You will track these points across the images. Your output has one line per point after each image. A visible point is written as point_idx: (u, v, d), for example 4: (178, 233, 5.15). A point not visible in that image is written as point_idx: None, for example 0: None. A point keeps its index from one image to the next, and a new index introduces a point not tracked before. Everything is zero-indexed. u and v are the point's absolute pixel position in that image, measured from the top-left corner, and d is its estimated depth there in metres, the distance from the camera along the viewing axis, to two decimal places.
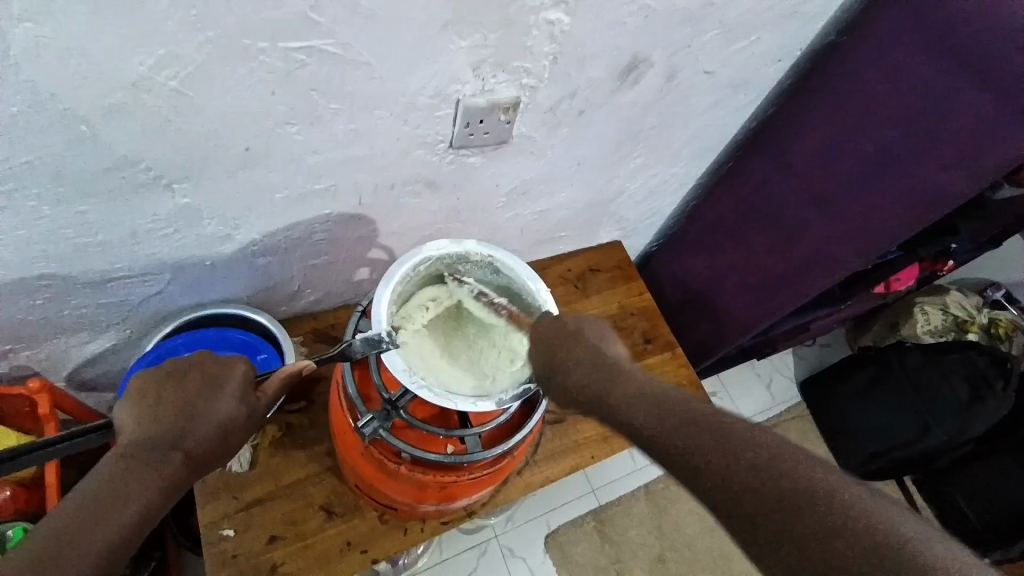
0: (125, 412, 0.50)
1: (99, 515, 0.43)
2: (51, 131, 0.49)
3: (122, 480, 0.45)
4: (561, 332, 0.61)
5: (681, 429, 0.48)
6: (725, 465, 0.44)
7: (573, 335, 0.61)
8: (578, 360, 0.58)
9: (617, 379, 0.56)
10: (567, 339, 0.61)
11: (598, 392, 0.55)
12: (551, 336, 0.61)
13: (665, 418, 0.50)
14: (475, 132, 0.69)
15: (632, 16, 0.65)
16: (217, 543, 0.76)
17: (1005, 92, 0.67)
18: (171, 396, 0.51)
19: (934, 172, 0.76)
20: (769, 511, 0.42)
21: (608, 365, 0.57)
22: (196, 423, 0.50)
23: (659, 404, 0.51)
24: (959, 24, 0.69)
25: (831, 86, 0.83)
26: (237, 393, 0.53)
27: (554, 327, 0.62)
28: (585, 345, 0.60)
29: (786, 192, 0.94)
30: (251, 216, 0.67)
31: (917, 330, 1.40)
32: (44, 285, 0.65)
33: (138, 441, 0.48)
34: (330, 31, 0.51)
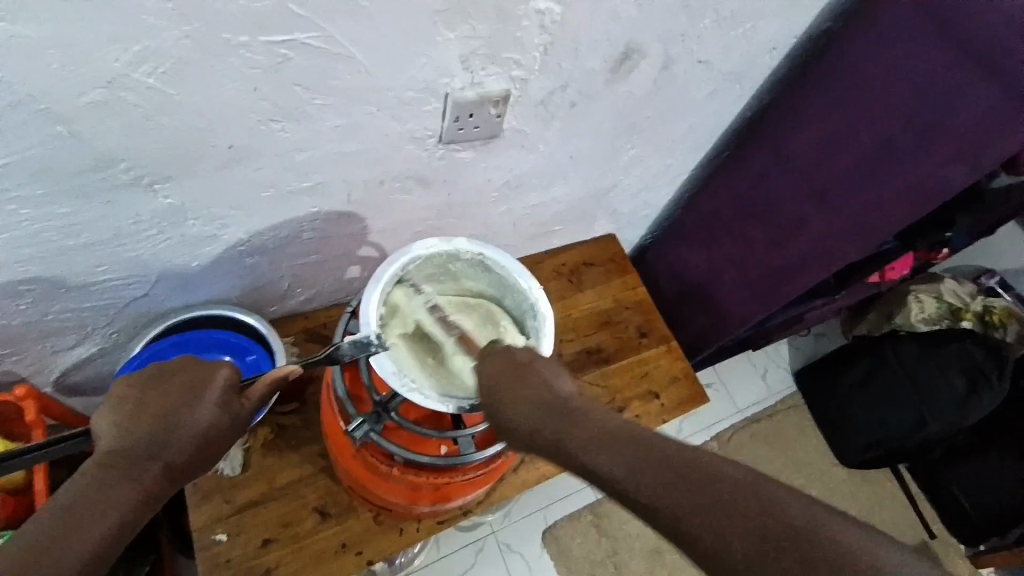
0: (103, 419, 0.48)
1: (78, 529, 0.42)
2: (25, 131, 0.47)
3: (100, 492, 0.44)
4: (510, 369, 0.58)
5: (651, 477, 0.45)
6: (702, 515, 0.42)
7: (523, 373, 0.57)
8: (531, 401, 0.55)
9: (571, 420, 0.53)
10: (518, 377, 0.57)
11: (553, 439, 0.52)
12: (501, 375, 0.58)
13: (627, 464, 0.47)
14: (465, 127, 0.68)
15: (625, 6, 0.63)
16: (210, 547, 0.75)
17: (1012, 86, 0.67)
18: (151, 402, 0.49)
19: (932, 162, 0.76)
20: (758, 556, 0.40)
21: (560, 403, 0.54)
22: (176, 432, 0.49)
23: (623, 447, 0.48)
24: (962, 12, 0.68)
25: (828, 75, 0.82)
26: (218, 399, 0.51)
27: (502, 363, 0.59)
28: (536, 381, 0.57)
29: (782, 184, 0.93)
30: (238, 215, 0.66)
31: (911, 318, 1.38)
32: (25, 290, 0.63)
33: (116, 450, 0.47)
34: (314, 24, 0.49)
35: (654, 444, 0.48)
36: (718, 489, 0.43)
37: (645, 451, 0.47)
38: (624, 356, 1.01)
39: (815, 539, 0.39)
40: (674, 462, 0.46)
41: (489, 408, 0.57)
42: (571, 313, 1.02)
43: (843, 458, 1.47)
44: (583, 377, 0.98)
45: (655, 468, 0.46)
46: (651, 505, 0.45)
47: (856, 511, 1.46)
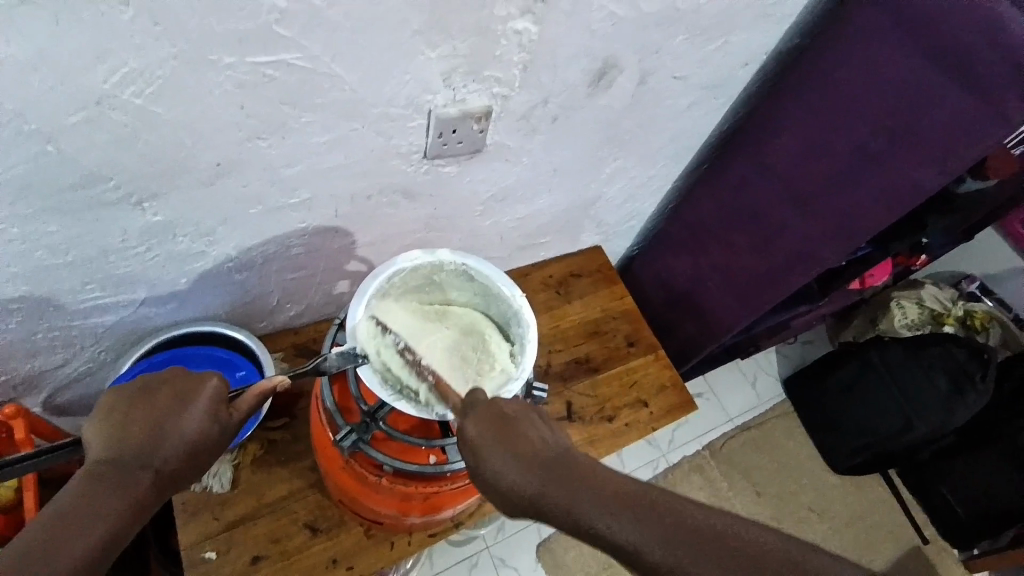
0: (92, 428, 0.49)
1: (66, 538, 0.42)
2: (15, 150, 0.49)
3: (90, 501, 0.44)
4: (497, 424, 0.53)
5: (669, 541, 0.44)
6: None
7: (512, 427, 0.53)
8: (524, 460, 0.51)
9: (569, 478, 0.49)
10: (507, 433, 0.53)
11: (551, 503, 0.48)
12: (488, 431, 0.53)
13: (647, 529, 0.45)
14: (449, 142, 0.70)
15: (601, 23, 0.66)
16: (199, 565, 0.75)
17: (978, 90, 0.69)
18: (141, 412, 0.50)
19: (906, 166, 0.78)
20: None
21: (558, 463, 0.51)
22: (165, 441, 0.49)
23: (633, 510, 0.46)
24: (931, 22, 0.69)
25: (802, 86, 0.85)
26: (207, 410, 0.51)
27: (488, 416, 0.54)
28: (527, 437, 0.52)
29: (763, 191, 0.95)
30: (226, 231, 0.67)
31: (894, 324, 1.45)
32: (13, 308, 0.63)
33: (106, 460, 0.47)
34: (297, 44, 0.51)
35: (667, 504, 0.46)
36: (744, 554, 0.42)
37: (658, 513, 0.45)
38: (612, 365, 1.02)
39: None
40: (692, 526, 0.44)
41: (477, 469, 0.52)
42: (560, 324, 1.03)
43: (834, 463, 1.49)
44: (573, 386, 0.99)
45: (673, 532, 0.44)
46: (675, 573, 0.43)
47: (848, 516, 1.47)
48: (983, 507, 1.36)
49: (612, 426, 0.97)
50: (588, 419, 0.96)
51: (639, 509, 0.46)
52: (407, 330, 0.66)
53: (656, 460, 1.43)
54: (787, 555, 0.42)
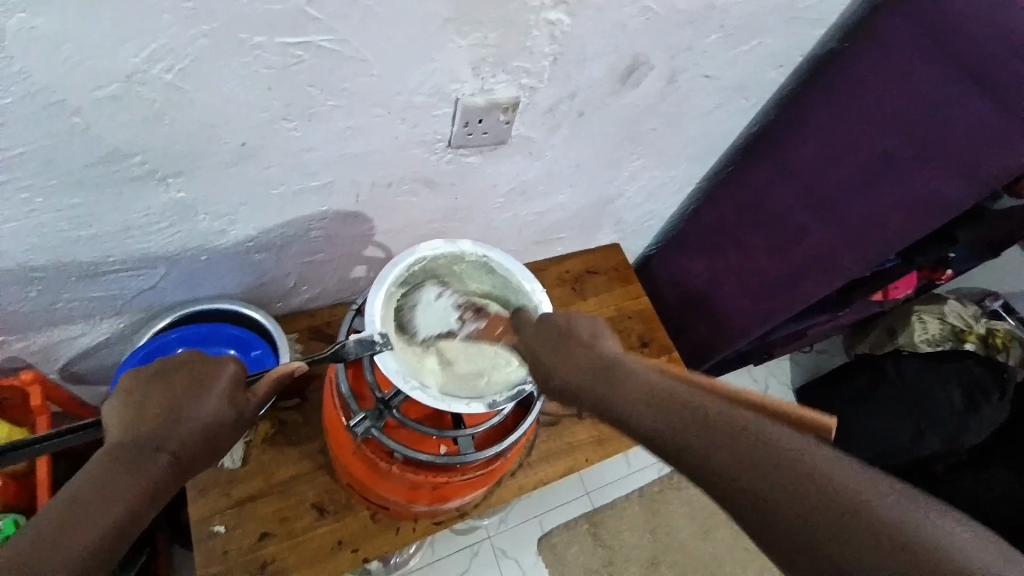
0: (113, 409, 0.50)
1: (80, 522, 0.42)
2: (42, 121, 0.49)
3: (104, 487, 0.45)
4: (547, 340, 0.58)
5: (727, 455, 0.42)
6: (825, 541, 0.38)
7: (562, 343, 0.57)
8: (582, 373, 0.53)
9: (607, 377, 0.52)
10: (556, 346, 0.57)
11: (618, 409, 0.49)
12: (543, 347, 0.58)
13: (683, 426, 0.45)
14: (474, 132, 0.69)
15: (633, 18, 0.64)
16: (208, 539, 0.76)
17: (1007, 102, 0.67)
18: (160, 395, 0.50)
19: (934, 179, 0.76)
20: (819, 526, 0.38)
21: (602, 359, 0.54)
22: (180, 427, 0.49)
23: (721, 440, 0.43)
24: (968, 33, 0.68)
25: (832, 92, 0.82)
26: (224, 394, 0.52)
27: (540, 335, 0.59)
28: (575, 352, 0.55)
29: (786, 197, 0.93)
30: (246, 211, 0.67)
31: (914, 338, 1.39)
32: (34, 278, 0.64)
33: (123, 443, 0.47)
34: (329, 27, 0.51)
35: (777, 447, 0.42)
36: (853, 516, 0.38)
37: (754, 453, 0.42)
38: None
39: (862, 517, 0.38)
40: (747, 440, 0.43)
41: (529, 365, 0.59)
42: None
43: None
44: None
45: (772, 479, 0.40)
46: (760, 512, 0.40)
47: None
48: (992, 510, 1.27)
49: None
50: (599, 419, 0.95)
51: (682, 415, 0.46)
52: (427, 322, 0.67)
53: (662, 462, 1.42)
54: (816, 471, 0.40)
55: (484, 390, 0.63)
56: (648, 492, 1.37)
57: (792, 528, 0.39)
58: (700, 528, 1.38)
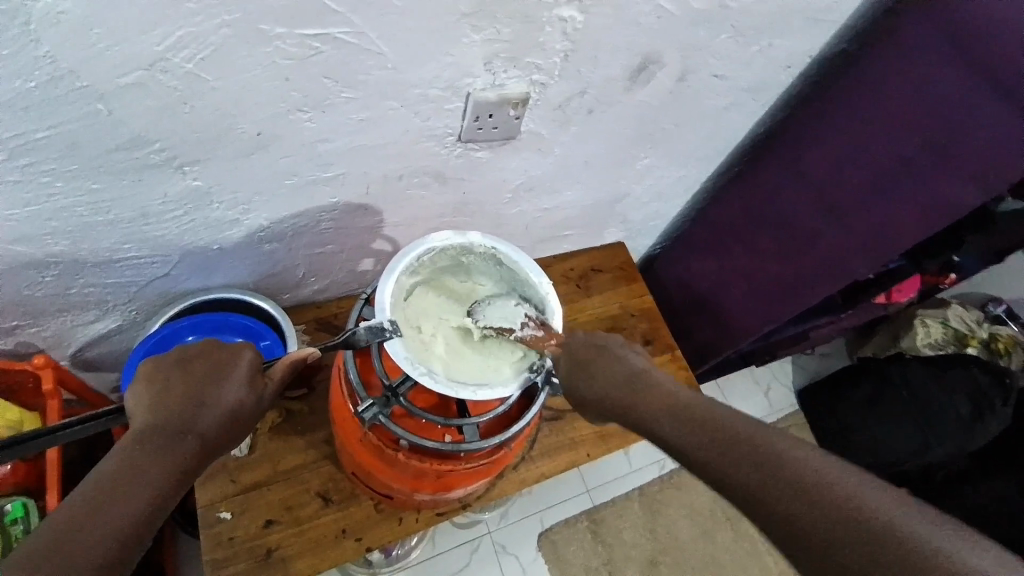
0: (134, 398, 0.51)
1: (117, 496, 0.43)
2: (66, 106, 0.50)
3: (132, 469, 0.45)
4: (580, 360, 0.64)
5: (729, 455, 0.49)
6: (833, 541, 0.41)
7: (598, 362, 0.64)
8: (620, 392, 0.61)
9: (636, 392, 0.60)
10: (592, 365, 0.63)
11: (643, 420, 0.58)
12: (576, 368, 0.64)
13: (698, 435, 0.52)
14: (484, 127, 0.70)
15: (645, 16, 0.65)
16: (214, 525, 0.77)
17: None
18: (180, 381, 0.52)
19: (950, 184, 0.77)
20: (810, 517, 0.43)
21: (631, 377, 0.62)
22: (204, 409, 0.51)
23: (745, 458, 0.48)
24: (987, 37, 0.68)
25: (847, 94, 0.82)
26: (245, 380, 0.54)
27: (578, 348, 0.65)
28: (613, 371, 0.63)
29: (799, 199, 0.93)
30: (260, 200, 0.68)
31: (917, 343, 1.39)
32: (50, 263, 0.65)
33: (151, 424, 0.48)
34: (347, 19, 0.52)
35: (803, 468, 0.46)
36: (834, 501, 0.43)
37: (775, 467, 0.47)
38: None
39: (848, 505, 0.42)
40: (749, 443, 0.49)
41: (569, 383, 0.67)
42: (578, 317, 1.03)
43: None
44: None
45: (782, 484, 0.45)
46: (780, 521, 0.44)
47: None
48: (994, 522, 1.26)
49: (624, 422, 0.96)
50: None
51: (697, 425, 0.53)
52: (434, 314, 0.68)
53: (662, 462, 1.42)
54: (812, 470, 0.45)
55: (494, 380, 0.64)
56: (649, 491, 1.38)
57: (809, 535, 0.42)
58: (700, 528, 1.38)
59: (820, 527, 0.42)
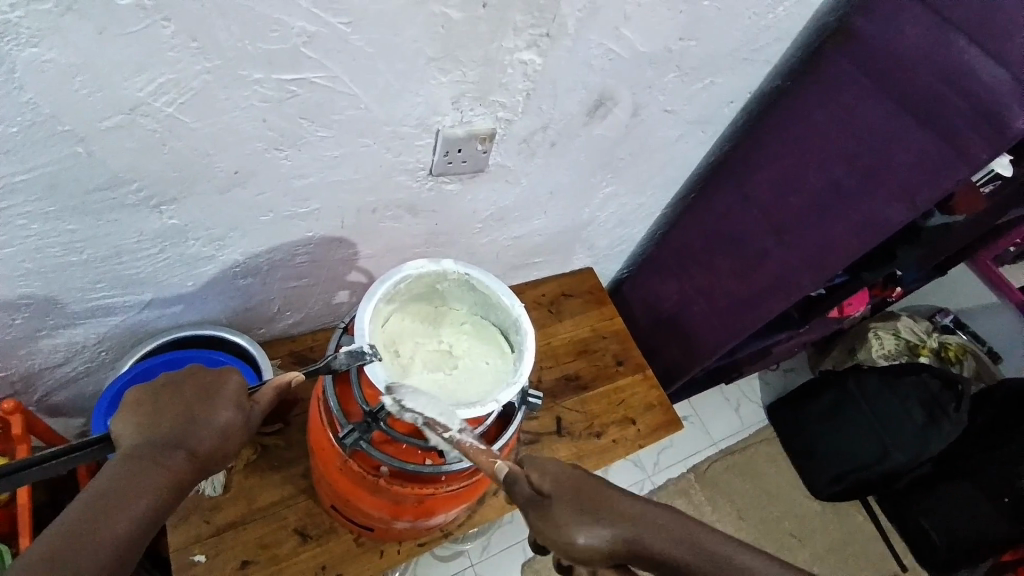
0: (124, 421, 0.51)
1: (109, 513, 0.45)
2: (46, 150, 0.51)
3: (121, 488, 0.46)
4: (578, 491, 0.52)
5: None
6: None
7: (598, 492, 0.53)
8: (634, 524, 0.51)
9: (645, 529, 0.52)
10: (595, 498, 0.52)
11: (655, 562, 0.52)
12: (569, 504, 0.51)
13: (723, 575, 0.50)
14: (454, 160, 0.74)
15: (598, 58, 0.71)
16: (187, 568, 0.75)
17: (942, 129, 0.75)
18: (169, 404, 0.52)
19: (880, 203, 0.83)
20: None
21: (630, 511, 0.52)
22: (194, 430, 0.51)
23: None
24: (906, 68, 0.76)
25: (786, 122, 0.91)
26: (234, 401, 0.53)
27: (567, 476, 0.53)
28: (618, 499, 0.52)
29: (749, 220, 1.00)
30: (236, 236, 0.70)
31: (872, 354, 1.50)
32: (20, 305, 0.65)
33: (142, 444, 0.49)
34: (322, 64, 0.55)
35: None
36: None
37: None
38: (600, 384, 1.05)
39: None
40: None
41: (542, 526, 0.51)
42: (551, 341, 1.06)
43: (814, 490, 1.51)
44: (562, 402, 1.01)
45: None
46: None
47: (829, 544, 1.48)
48: (961, 520, 1.38)
49: (600, 442, 0.99)
50: (577, 436, 0.99)
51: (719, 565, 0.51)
52: (411, 339, 0.71)
53: (642, 482, 1.45)
54: None
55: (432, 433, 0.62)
56: None
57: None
58: None
59: None
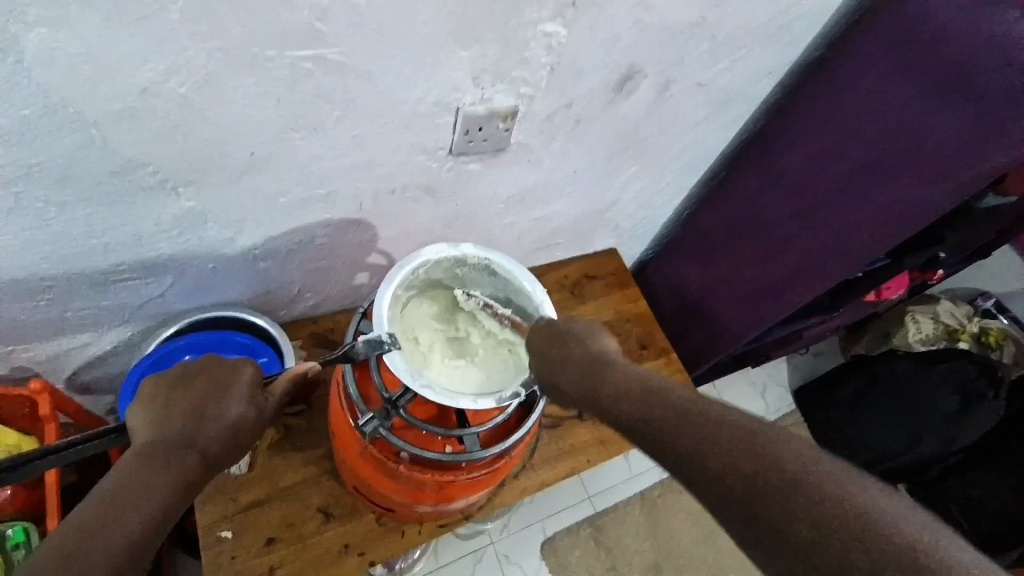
0: (139, 416, 0.52)
1: (125, 508, 0.44)
2: (60, 134, 0.51)
3: (136, 483, 0.46)
4: (550, 338, 0.64)
5: (654, 409, 0.51)
6: (762, 492, 0.41)
7: (565, 342, 0.63)
8: (572, 363, 0.60)
9: (603, 371, 0.58)
10: (562, 341, 0.63)
11: (593, 394, 0.57)
12: (542, 341, 0.64)
13: (643, 405, 0.52)
14: (474, 140, 0.71)
15: (626, 30, 0.67)
16: (215, 545, 0.77)
17: (989, 107, 0.70)
18: (181, 400, 0.53)
19: (921, 184, 0.79)
20: (742, 473, 0.42)
21: (596, 358, 0.60)
22: (205, 426, 0.52)
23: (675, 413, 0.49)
24: (954, 38, 0.70)
25: (822, 96, 0.85)
26: (246, 395, 0.55)
27: (542, 340, 0.64)
28: (580, 350, 0.61)
29: (781, 201, 0.95)
30: (255, 220, 0.69)
31: (909, 338, 1.42)
32: (44, 288, 0.66)
33: (153, 442, 0.49)
34: (337, 41, 0.53)
35: (745, 424, 0.45)
36: (784, 476, 0.41)
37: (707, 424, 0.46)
38: None
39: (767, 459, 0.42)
40: (667, 394, 0.51)
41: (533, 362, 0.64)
42: None
43: None
44: None
45: (710, 440, 0.45)
46: (692, 466, 0.45)
47: None
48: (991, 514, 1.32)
49: None
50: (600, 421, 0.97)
51: (646, 394, 0.53)
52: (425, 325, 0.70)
53: None
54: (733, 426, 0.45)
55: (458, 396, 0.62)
56: (649, 495, 1.38)
57: (684, 457, 0.46)
58: (702, 530, 1.39)
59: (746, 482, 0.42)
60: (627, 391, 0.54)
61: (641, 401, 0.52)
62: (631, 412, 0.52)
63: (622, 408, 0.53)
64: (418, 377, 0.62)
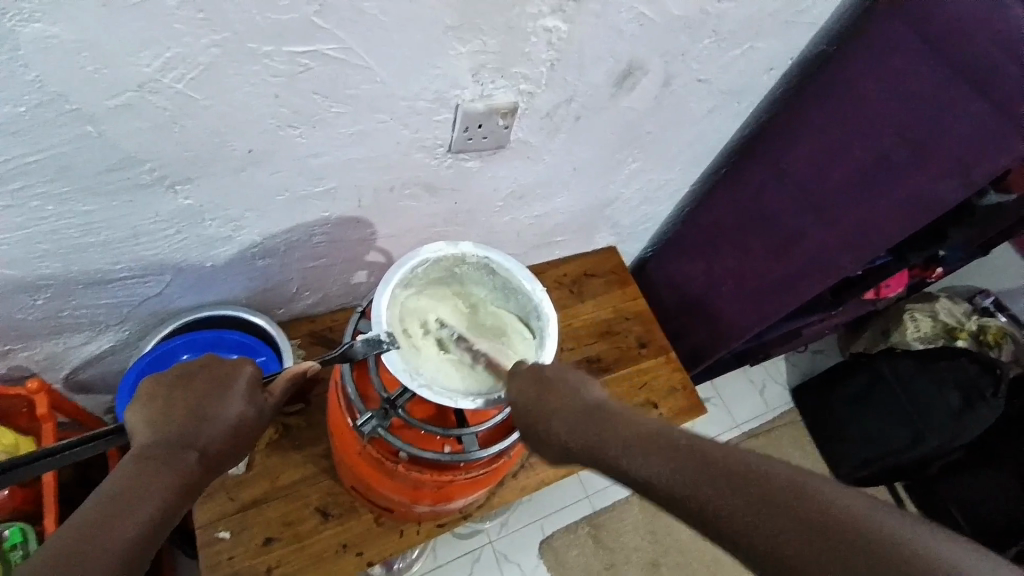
0: (135, 415, 0.51)
1: (124, 511, 0.43)
2: (56, 129, 0.50)
3: (135, 487, 0.45)
4: (535, 382, 0.61)
5: (657, 458, 0.47)
6: (779, 525, 0.39)
7: (553, 387, 0.60)
8: (561, 412, 0.57)
9: (598, 421, 0.55)
10: (548, 386, 0.60)
11: (590, 448, 0.53)
12: (527, 386, 0.61)
13: (646, 450, 0.49)
14: (474, 137, 0.71)
15: (628, 24, 0.66)
16: (212, 544, 0.76)
17: (1002, 103, 0.69)
18: (181, 399, 0.52)
19: (932, 180, 0.78)
20: (755, 507, 0.41)
21: (586, 406, 0.57)
22: (204, 425, 0.51)
23: (680, 455, 0.46)
24: (964, 33, 0.70)
25: (830, 93, 0.84)
26: (246, 393, 0.54)
27: (526, 389, 0.61)
28: (569, 398, 0.58)
29: (786, 199, 0.95)
30: (253, 216, 0.68)
31: (907, 336, 1.43)
32: (41, 286, 0.65)
33: (153, 443, 0.49)
34: (337, 35, 0.52)
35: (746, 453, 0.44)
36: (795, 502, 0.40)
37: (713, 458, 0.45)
38: (623, 365, 1.02)
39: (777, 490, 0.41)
40: (668, 437, 0.49)
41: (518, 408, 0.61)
42: (573, 322, 1.04)
43: (840, 473, 1.48)
44: None
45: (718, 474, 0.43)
46: (706, 516, 0.42)
47: None
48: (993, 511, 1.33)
49: None
50: None
51: (648, 440, 0.49)
52: (425, 323, 0.69)
53: None
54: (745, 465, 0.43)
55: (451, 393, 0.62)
56: None
57: (696, 500, 0.43)
58: None
59: (761, 517, 0.40)
60: (619, 434, 0.52)
61: (647, 448, 0.49)
62: (637, 466, 0.48)
63: (626, 459, 0.49)
64: (414, 371, 0.62)
